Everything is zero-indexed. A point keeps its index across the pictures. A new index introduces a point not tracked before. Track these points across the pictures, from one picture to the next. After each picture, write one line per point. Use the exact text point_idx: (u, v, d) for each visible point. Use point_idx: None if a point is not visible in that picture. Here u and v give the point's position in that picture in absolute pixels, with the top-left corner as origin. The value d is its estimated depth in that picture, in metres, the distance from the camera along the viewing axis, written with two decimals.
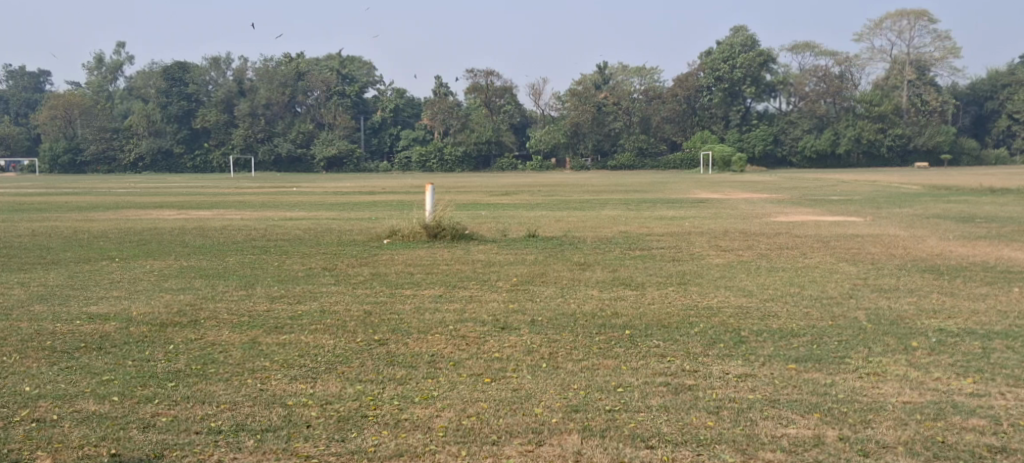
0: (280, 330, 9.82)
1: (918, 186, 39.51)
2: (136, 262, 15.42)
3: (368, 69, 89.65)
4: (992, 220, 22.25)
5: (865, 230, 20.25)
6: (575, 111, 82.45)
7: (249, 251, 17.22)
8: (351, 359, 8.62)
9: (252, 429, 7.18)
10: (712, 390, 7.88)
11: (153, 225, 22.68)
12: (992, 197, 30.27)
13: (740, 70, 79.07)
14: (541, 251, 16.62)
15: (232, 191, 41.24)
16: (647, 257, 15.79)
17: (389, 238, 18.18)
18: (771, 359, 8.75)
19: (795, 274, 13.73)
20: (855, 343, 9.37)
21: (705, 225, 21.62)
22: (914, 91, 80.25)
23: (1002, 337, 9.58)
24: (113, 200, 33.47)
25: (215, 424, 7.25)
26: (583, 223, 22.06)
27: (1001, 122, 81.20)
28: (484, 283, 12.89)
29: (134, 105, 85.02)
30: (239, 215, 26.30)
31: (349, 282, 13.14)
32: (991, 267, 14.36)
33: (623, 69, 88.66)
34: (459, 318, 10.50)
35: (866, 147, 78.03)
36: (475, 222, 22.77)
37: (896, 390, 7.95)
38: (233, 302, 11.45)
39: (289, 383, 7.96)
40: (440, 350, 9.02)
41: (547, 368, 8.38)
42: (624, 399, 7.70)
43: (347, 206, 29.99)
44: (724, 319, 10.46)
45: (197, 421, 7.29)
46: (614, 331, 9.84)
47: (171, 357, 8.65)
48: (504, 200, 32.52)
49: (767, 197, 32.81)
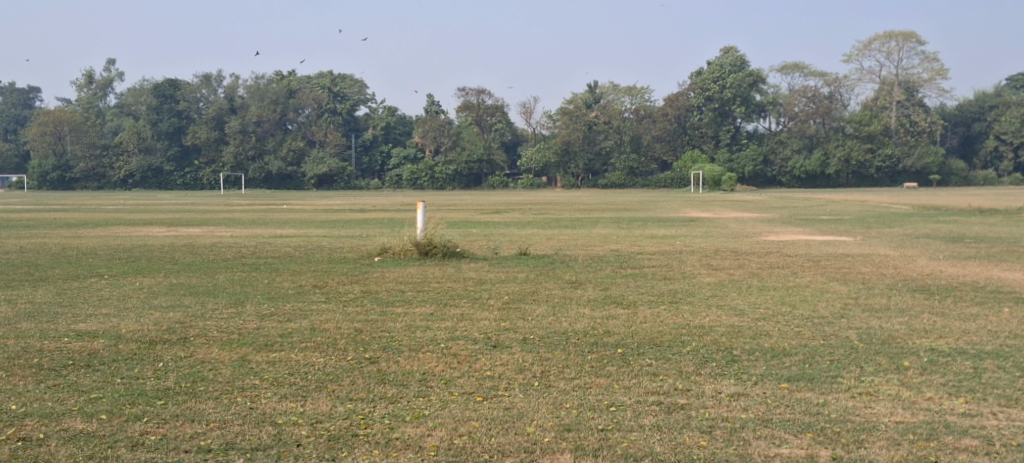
0: (270, 348, 9.77)
1: (908, 206, 39.67)
2: (125, 279, 15.34)
3: (359, 87, 89.86)
4: (981, 240, 22.34)
5: (856, 250, 20.28)
6: (566, 129, 82.49)
7: (239, 268, 17.16)
8: (342, 377, 8.58)
9: (241, 448, 7.11)
10: (705, 410, 7.84)
11: (143, 242, 22.63)
12: (981, 218, 30.37)
13: (729, 90, 79.58)
14: (531, 269, 16.62)
15: (222, 208, 41.19)
16: (638, 275, 15.80)
17: (380, 255, 18.17)
18: (763, 378, 8.72)
19: (786, 293, 13.77)
20: (846, 362, 9.36)
21: (696, 244, 21.68)
22: (903, 111, 81.36)
23: (993, 357, 9.58)
24: (103, 217, 33.32)
25: (204, 442, 7.19)
26: (574, 241, 22.07)
27: (988, 142, 81.69)
28: (476, 301, 12.84)
29: (125, 122, 84.85)
30: (230, 232, 26.23)
31: (339, 299, 13.08)
32: (981, 286, 14.39)
33: (615, 88, 89.37)
34: (450, 336, 10.46)
35: (855, 168, 78.32)
36: (466, 239, 22.73)
37: (888, 410, 7.92)
38: (223, 320, 11.36)
39: (279, 401, 7.89)
40: (431, 368, 8.97)
41: (538, 387, 8.33)
42: (616, 418, 7.65)
43: (337, 223, 29.93)
44: (716, 338, 10.45)
45: (186, 439, 7.22)
46: (606, 349, 9.82)
47: (161, 375, 8.59)
48: (493, 217, 32.58)
49: (758, 216, 32.95)
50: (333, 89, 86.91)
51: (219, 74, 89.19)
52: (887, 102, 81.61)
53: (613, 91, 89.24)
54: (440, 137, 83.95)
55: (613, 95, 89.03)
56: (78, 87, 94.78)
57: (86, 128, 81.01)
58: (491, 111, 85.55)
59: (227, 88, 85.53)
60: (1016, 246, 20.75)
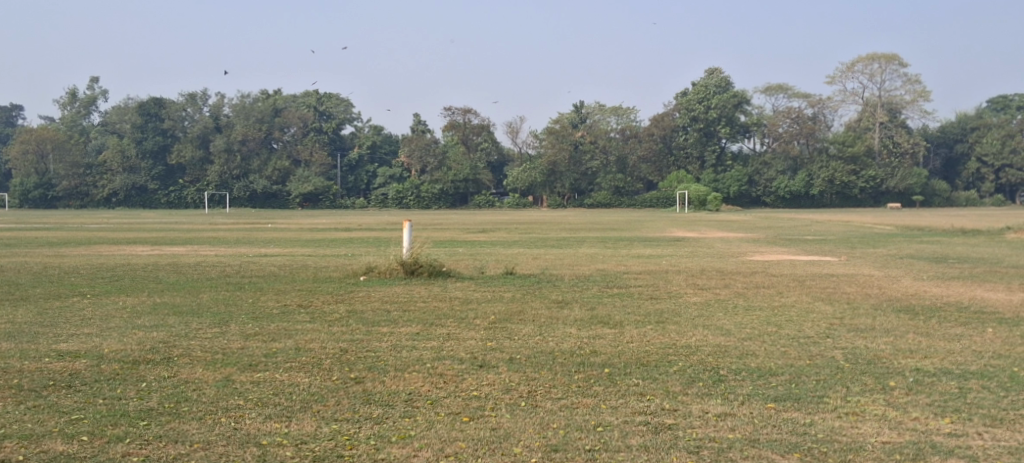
0: (254, 368, 9.70)
1: (892, 226, 39.90)
2: (107, 298, 15.21)
3: (345, 106, 89.97)
4: (964, 261, 22.45)
5: (841, 270, 20.31)
6: (552, 149, 82.62)
7: (224, 287, 17.06)
8: (328, 397, 8.50)
9: None
10: (692, 430, 7.81)
11: (126, 261, 22.48)
12: (964, 238, 30.50)
13: (714, 110, 80.09)
14: (518, 288, 16.57)
15: (207, 227, 40.93)
16: (624, 295, 15.78)
17: (365, 274, 18.12)
18: (750, 398, 8.70)
19: (772, 312, 13.73)
20: (832, 382, 9.36)
21: (682, 263, 21.67)
22: (886, 133, 81.73)
23: (978, 377, 9.59)
24: (86, 235, 33.10)
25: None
26: (560, 261, 22.04)
27: (970, 164, 82.10)
28: (462, 321, 12.78)
29: (109, 140, 84.50)
30: (214, 251, 26.11)
31: (324, 319, 12.99)
32: (965, 307, 14.42)
33: (601, 108, 89.44)
34: (436, 355, 10.42)
35: (839, 188, 78.74)
36: (452, 258, 22.69)
37: (875, 430, 7.91)
38: (208, 339, 11.28)
39: (264, 422, 7.81)
40: (417, 388, 8.92)
41: (525, 407, 8.27)
42: (603, 438, 7.61)
43: (322, 243, 29.87)
44: (702, 358, 10.43)
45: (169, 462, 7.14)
46: (593, 369, 9.79)
47: (144, 395, 8.50)
48: (479, 236, 32.55)
49: (743, 236, 33.03)
50: (319, 107, 87.41)
51: (205, 93, 88.97)
52: (870, 123, 81.85)
53: (599, 111, 89.35)
54: (426, 157, 83.86)
55: (599, 115, 89.16)
56: (61, 106, 94.34)
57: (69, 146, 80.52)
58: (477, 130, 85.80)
59: (213, 106, 85.42)
60: (999, 266, 20.81)
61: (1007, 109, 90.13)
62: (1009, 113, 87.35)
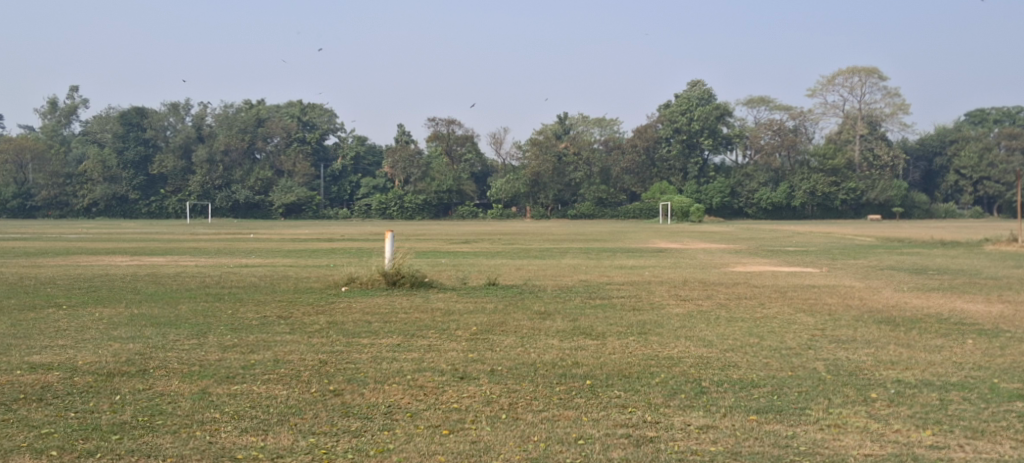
0: (232, 380, 9.60)
1: (872, 237, 40.05)
2: (83, 309, 15.05)
3: (329, 116, 89.81)
4: (944, 272, 22.53)
5: (822, 281, 20.30)
6: (535, 160, 82.19)
7: (202, 298, 16.88)
8: (305, 410, 8.39)
9: None
10: (673, 443, 7.69)
11: (104, 272, 22.29)
12: (944, 250, 30.61)
13: (697, 122, 80.28)
14: (501, 299, 16.48)
15: (187, 238, 40.67)
16: (606, 306, 15.73)
17: (346, 285, 17.99)
18: (732, 410, 8.64)
19: (754, 324, 13.70)
20: (814, 394, 9.32)
21: (665, 274, 21.63)
22: (866, 145, 82.15)
23: (958, 388, 9.57)
24: (65, 246, 32.77)
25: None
26: (543, 271, 21.96)
27: (949, 177, 82.58)
28: (443, 332, 12.69)
29: (89, 150, 83.84)
30: (193, 261, 25.91)
31: (304, 331, 12.86)
32: (945, 318, 14.42)
33: (584, 118, 89.45)
34: (416, 367, 10.32)
35: (820, 200, 79.06)
36: (435, 269, 22.60)
37: (857, 443, 7.85)
38: (185, 352, 11.16)
39: (239, 436, 7.67)
40: (397, 400, 8.82)
41: (506, 420, 8.17)
42: (584, 451, 7.47)
43: (303, 253, 29.70)
44: (684, 369, 10.37)
45: None
46: (574, 381, 9.72)
47: (117, 408, 8.36)
48: (462, 247, 32.40)
49: (725, 247, 33.10)
50: (302, 118, 87.18)
51: (187, 102, 88.51)
52: (851, 135, 82.22)
53: (583, 122, 89.44)
54: (409, 168, 83.78)
55: (583, 127, 89.21)
56: (41, 115, 93.70)
57: (49, 156, 79.92)
58: (461, 141, 85.75)
59: (195, 116, 85.01)
60: (978, 278, 20.88)
61: (984, 122, 90.76)
62: (987, 126, 87.94)
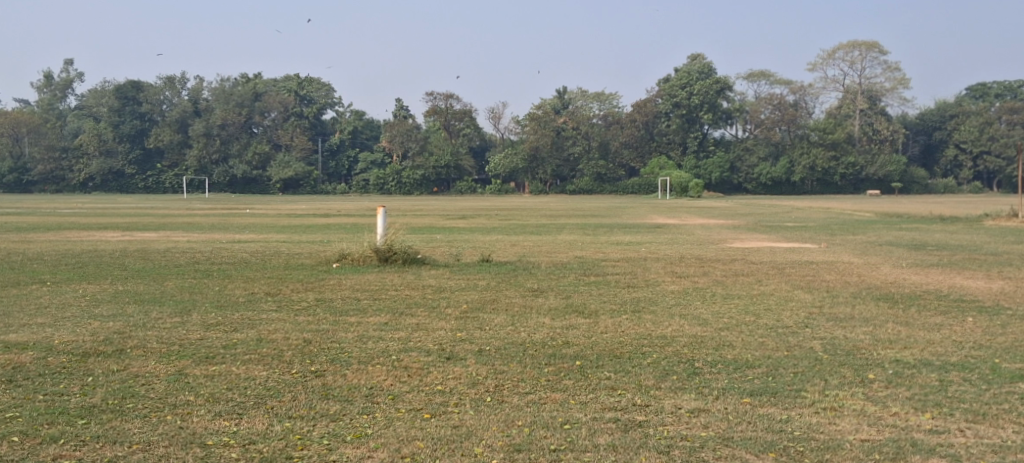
0: (211, 360, 9.37)
1: (871, 213, 39.74)
2: (68, 286, 14.82)
3: (327, 90, 89.12)
4: (944, 248, 22.24)
5: (819, 257, 20.03)
6: (534, 135, 81.64)
7: (190, 275, 16.62)
8: (283, 392, 8.15)
9: None
10: (663, 428, 7.31)
11: (93, 247, 22.03)
12: (943, 225, 30.34)
13: (697, 96, 79.63)
14: (493, 276, 16.20)
15: (181, 213, 40.40)
16: (601, 283, 15.47)
17: (338, 261, 17.70)
18: (725, 393, 8.36)
19: (751, 301, 13.46)
20: (810, 375, 9.04)
21: (661, 250, 21.35)
22: (866, 120, 81.67)
23: (959, 369, 9.28)
24: (58, 221, 32.48)
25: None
26: (539, 248, 21.70)
27: (948, 151, 82.17)
28: (433, 310, 12.43)
29: (85, 124, 83.40)
30: (186, 237, 25.66)
31: (291, 308, 12.61)
32: (944, 295, 14.15)
33: (584, 93, 88.79)
34: (402, 347, 10.06)
35: (819, 175, 78.69)
36: (429, 245, 22.30)
37: (853, 427, 7.38)
38: (166, 330, 10.94)
39: (212, 421, 7.43)
40: (379, 382, 8.55)
41: (491, 403, 7.90)
42: (570, 437, 7.12)
43: (298, 229, 29.43)
44: (678, 349, 10.09)
45: None
46: (564, 362, 9.44)
47: (88, 391, 8.15)
48: (457, 223, 32.13)
49: (723, 223, 32.83)
50: (300, 92, 86.58)
51: (184, 76, 87.83)
52: (852, 109, 81.79)
53: (582, 97, 88.88)
54: (407, 142, 83.38)
55: (582, 101, 88.64)
56: (37, 89, 93.10)
57: (45, 130, 79.32)
58: (459, 116, 85.24)
59: (192, 90, 84.21)
60: (978, 254, 20.58)
61: (985, 97, 90.12)
62: (988, 101, 87.40)
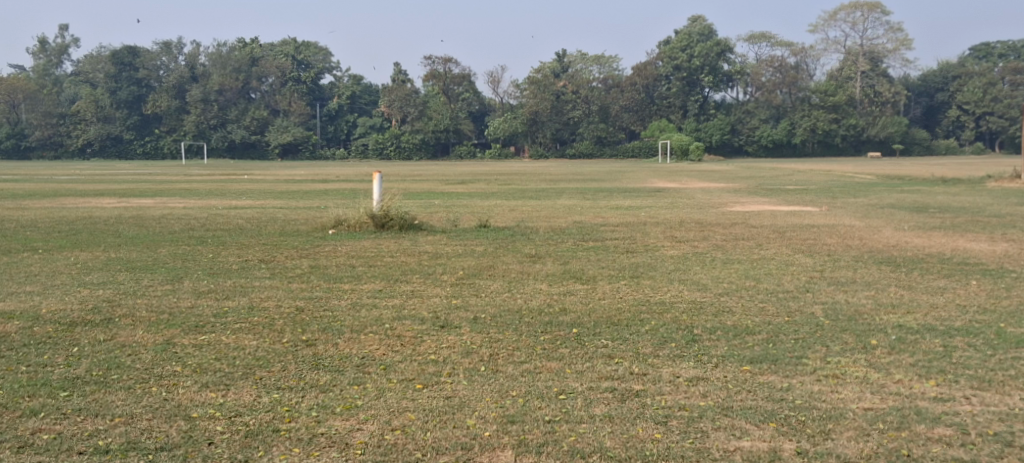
0: (200, 329, 9.19)
1: (872, 175, 39.50)
2: (60, 254, 14.63)
3: (323, 54, 88.56)
4: (946, 210, 22.01)
5: (821, 220, 19.82)
6: (533, 99, 81.23)
7: (184, 242, 16.43)
8: (273, 362, 7.98)
9: (144, 448, 6.43)
10: (661, 397, 7.12)
11: (88, 214, 21.78)
12: (945, 187, 30.09)
13: (697, 59, 79.35)
14: (490, 242, 16.01)
15: (179, 179, 40.13)
16: (600, 248, 15.26)
17: (334, 228, 17.45)
18: (724, 360, 8.19)
19: (750, 266, 13.28)
20: (811, 341, 8.87)
21: (661, 214, 21.14)
22: (868, 81, 81.10)
23: (963, 334, 9.10)
24: (54, 187, 32.21)
25: (104, 441, 6.49)
26: (537, 213, 21.50)
27: (951, 112, 81.68)
28: (429, 276, 12.25)
29: (82, 90, 82.83)
30: (182, 203, 25.44)
31: (284, 275, 12.45)
32: (948, 259, 13.94)
33: (583, 57, 88.23)
34: (396, 315, 9.89)
35: (821, 137, 78.28)
36: (426, 211, 22.10)
37: (857, 396, 7.16)
38: (156, 298, 10.78)
39: (198, 392, 7.28)
40: (371, 351, 8.37)
41: (485, 372, 7.72)
42: (565, 408, 6.93)
43: (296, 194, 29.20)
44: (676, 315, 9.92)
45: (83, 439, 6.52)
46: (561, 329, 9.25)
47: (73, 362, 8.01)
48: (456, 189, 31.84)
49: (724, 186, 32.59)
50: (297, 56, 85.32)
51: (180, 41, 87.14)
52: (852, 71, 81.32)
53: (581, 60, 88.16)
54: (406, 107, 82.90)
55: (581, 64, 87.95)
56: (33, 55, 92.32)
57: (41, 96, 78.55)
58: (458, 80, 84.76)
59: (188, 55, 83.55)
60: (980, 216, 20.33)
61: (989, 57, 89.38)
62: (991, 61, 86.74)
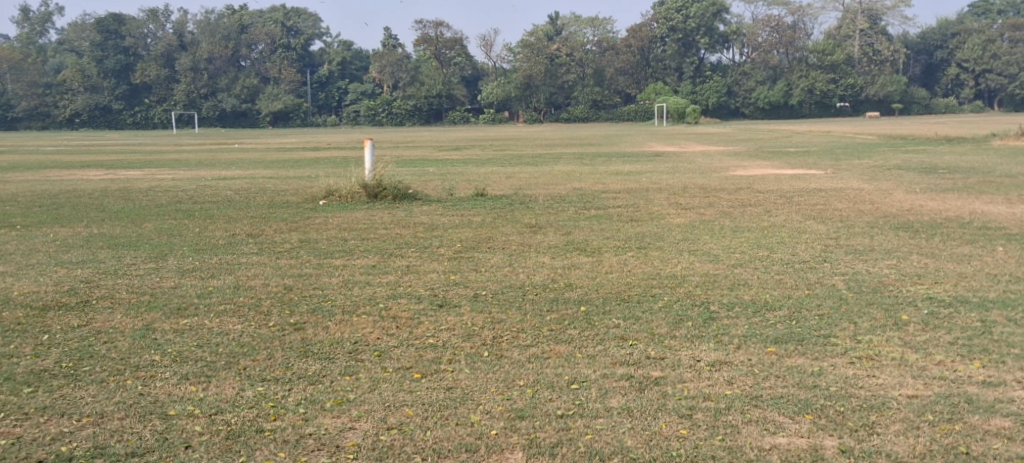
0: (182, 312, 8.55)
1: (873, 136, 38.80)
2: (38, 230, 13.91)
3: (313, 20, 87.72)
4: (955, 170, 21.32)
5: (828, 184, 19.14)
6: (527, 63, 80.12)
7: (171, 216, 15.69)
8: (259, 350, 7.34)
9: (112, 454, 5.79)
10: (683, 386, 6.49)
11: (71, 187, 21.02)
12: (950, 147, 29.43)
13: (693, 19, 78.55)
14: (488, 212, 15.29)
15: (169, 149, 39.25)
16: (602, 217, 14.57)
17: (325, 198, 16.75)
18: (745, 341, 7.56)
19: (761, 234, 12.60)
20: (837, 317, 8.24)
21: (662, 180, 20.46)
22: (866, 40, 80.15)
23: (999, 307, 8.49)
24: (38, 160, 31.31)
25: (68, 447, 5.85)
26: (535, 180, 20.76)
27: (950, 71, 80.99)
28: (424, 250, 11.59)
29: (68, 58, 81.60)
30: (169, 175, 24.62)
31: (272, 250, 11.78)
32: (967, 222, 13.30)
33: (576, 18, 87.24)
34: (391, 293, 9.25)
35: (818, 98, 77.37)
36: (420, 179, 21.35)
37: (897, 380, 6.55)
38: (136, 278, 10.10)
39: (176, 385, 6.64)
40: (364, 335, 7.74)
41: (488, 359, 7.09)
42: (578, 399, 6.32)
43: (286, 164, 28.35)
44: (689, 290, 9.30)
45: (45, 444, 5.88)
46: (567, 308, 8.61)
47: (41, 352, 7.36)
48: (450, 155, 31.07)
49: (723, 149, 31.83)
50: (286, 23, 84.56)
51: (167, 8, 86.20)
52: (851, 30, 80.35)
53: (575, 22, 87.22)
54: (398, 72, 82.01)
55: (575, 26, 86.98)
56: (17, 24, 90.80)
57: (25, 66, 77.21)
58: (449, 44, 83.76)
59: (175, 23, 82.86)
60: (991, 177, 19.68)
61: (988, 13, 88.61)
62: (990, 18, 85.94)
